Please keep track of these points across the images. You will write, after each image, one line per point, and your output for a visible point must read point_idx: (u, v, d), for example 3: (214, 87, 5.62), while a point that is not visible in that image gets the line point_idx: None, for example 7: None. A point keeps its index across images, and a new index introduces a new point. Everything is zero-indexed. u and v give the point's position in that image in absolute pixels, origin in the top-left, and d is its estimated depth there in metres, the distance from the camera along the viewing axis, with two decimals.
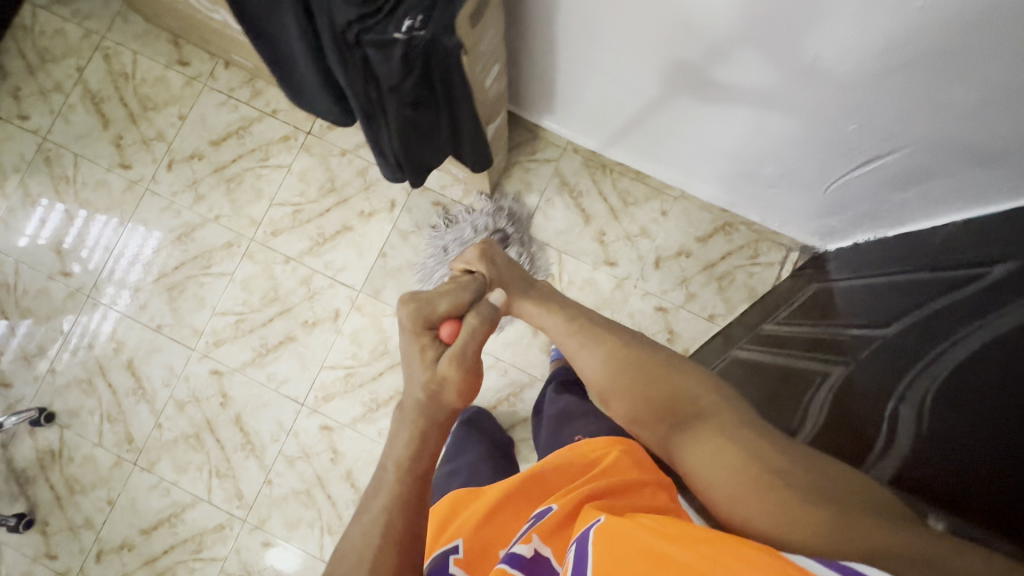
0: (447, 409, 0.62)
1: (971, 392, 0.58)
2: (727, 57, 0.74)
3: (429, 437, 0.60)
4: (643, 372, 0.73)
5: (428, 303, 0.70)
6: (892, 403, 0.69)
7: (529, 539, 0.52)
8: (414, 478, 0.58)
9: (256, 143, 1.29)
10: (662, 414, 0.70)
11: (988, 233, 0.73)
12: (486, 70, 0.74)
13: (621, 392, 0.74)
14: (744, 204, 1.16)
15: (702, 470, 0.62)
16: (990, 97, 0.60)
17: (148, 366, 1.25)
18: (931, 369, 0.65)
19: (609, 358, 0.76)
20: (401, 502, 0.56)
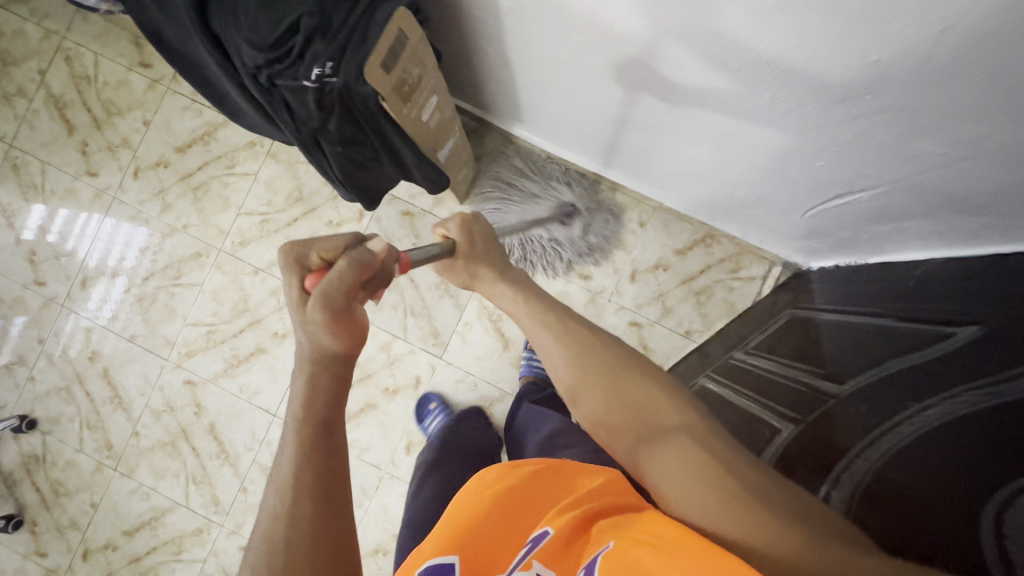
0: (328, 354, 0.47)
1: (903, 488, 0.53)
2: (682, 78, 0.67)
3: (319, 376, 0.46)
4: (619, 375, 0.60)
5: (309, 241, 0.54)
6: (823, 487, 0.62)
7: (529, 564, 0.46)
8: (319, 459, 0.43)
9: (221, 150, 1.26)
10: (634, 422, 0.56)
11: (959, 285, 0.68)
12: (424, 101, 0.69)
13: (591, 391, 0.61)
14: (723, 218, 1.10)
15: (670, 489, 0.48)
16: (959, 152, 0.54)
17: (124, 374, 1.27)
18: (869, 451, 0.60)
19: (583, 357, 0.63)
20: (304, 488, 0.41)
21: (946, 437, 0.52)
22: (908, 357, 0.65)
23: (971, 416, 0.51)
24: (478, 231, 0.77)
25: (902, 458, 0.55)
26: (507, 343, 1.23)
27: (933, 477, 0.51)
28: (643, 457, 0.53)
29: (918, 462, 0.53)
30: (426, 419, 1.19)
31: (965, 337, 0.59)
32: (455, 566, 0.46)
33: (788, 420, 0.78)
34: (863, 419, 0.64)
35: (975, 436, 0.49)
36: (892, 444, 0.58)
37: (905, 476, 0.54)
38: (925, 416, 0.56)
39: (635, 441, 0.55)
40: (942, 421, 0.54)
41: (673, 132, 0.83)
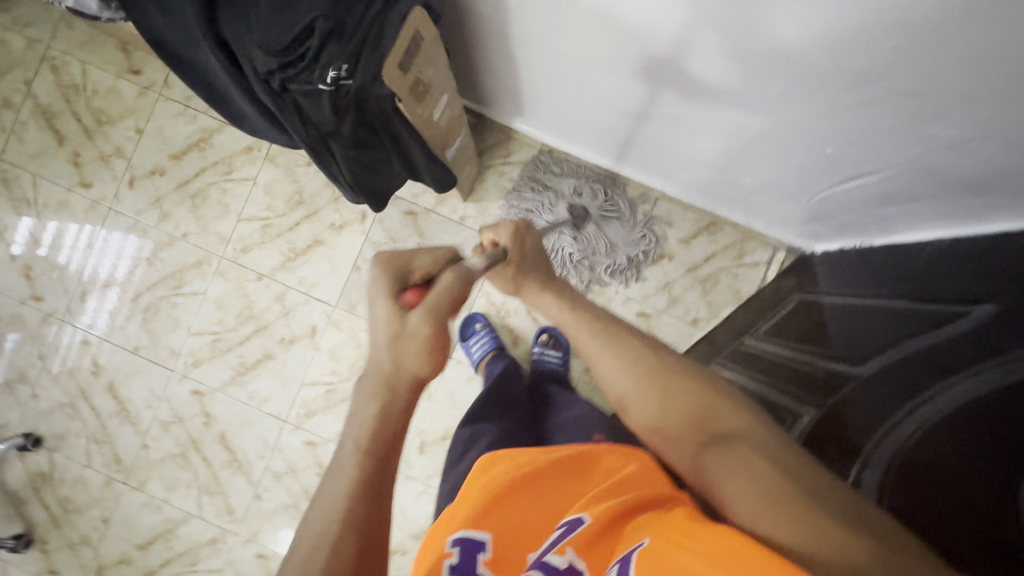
0: (408, 379, 0.49)
1: (937, 466, 0.54)
2: (693, 68, 0.67)
3: (394, 399, 0.48)
4: (676, 381, 0.56)
5: (409, 253, 0.56)
6: (855, 468, 0.64)
7: (563, 551, 0.49)
8: (375, 473, 0.45)
9: (218, 156, 1.24)
10: (694, 430, 0.53)
11: (970, 263, 0.69)
12: (437, 100, 0.68)
13: (645, 399, 0.57)
14: (728, 205, 1.11)
15: (735, 502, 0.44)
16: (972, 134, 0.55)
17: (129, 387, 1.25)
18: (895, 431, 0.61)
19: (636, 363, 0.59)
20: (359, 502, 0.43)
21: (971, 413, 0.53)
22: (922, 336, 0.66)
23: (995, 391, 0.52)
24: (530, 240, 0.73)
25: (930, 436, 0.56)
26: (516, 339, 1.24)
27: (966, 454, 0.52)
28: (706, 467, 0.49)
29: (947, 440, 0.54)
30: (472, 338, 1.19)
31: (978, 316, 0.60)
32: (486, 543, 0.52)
33: (808, 404, 0.79)
34: (885, 399, 0.65)
35: (1003, 412, 0.50)
36: (918, 423, 0.58)
37: (936, 453, 0.55)
38: (949, 394, 0.57)
39: (697, 450, 0.51)
40: (969, 399, 0.54)
41: (682, 123, 0.83)
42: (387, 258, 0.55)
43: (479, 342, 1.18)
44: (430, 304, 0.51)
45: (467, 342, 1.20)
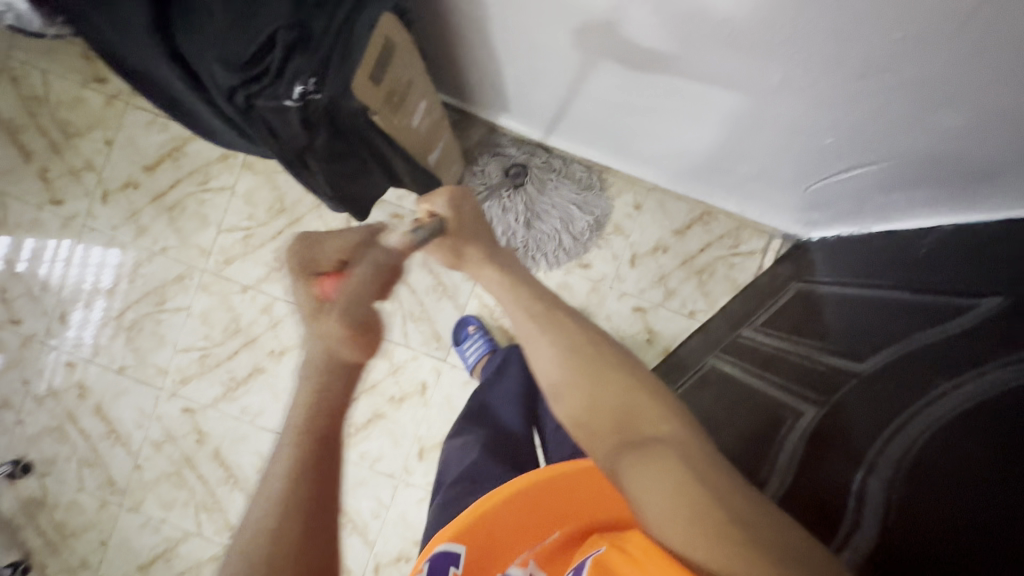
0: (338, 368, 0.47)
1: (942, 473, 0.51)
2: (682, 60, 0.63)
3: (328, 389, 0.47)
4: (609, 380, 0.58)
5: (318, 237, 0.56)
6: (858, 474, 0.62)
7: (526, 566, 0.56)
8: (317, 466, 0.45)
9: (193, 165, 1.20)
10: (616, 428, 0.54)
11: (976, 253, 0.66)
12: (414, 106, 0.65)
13: (579, 395, 0.59)
14: (721, 194, 1.09)
15: (645, 502, 0.46)
16: (979, 123, 0.52)
17: (117, 408, 1.22)
18: (902, 433, 0.59)
19: (572, 360, 0.60)
20: (302, 496, 0.43)
21: (977, 413, 0.51)
22: (930, 331, 0.64)
23: (1002, 390, 0.50)
24: (468, 207, 0.69)
25: (936, 440, 0.54)
26: (511, 339, 1.21)
27: (968, 457, 0.49)
28: (621, 465, 0.51)
29: (953, 441, 0.52)
30: (466, 342, 1.17)
31: (987, 309, 0.58)
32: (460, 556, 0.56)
33: (809, 402, 0.78)
34: (892, 399, 0.63)
35: (1009, 415, 0.48)
36: (925, 425, 0.56)
37: (941, 458, 0.52)
38: (958, 395, 0.54)
39: (614, 446, 0.53)
40: (977, 402, 0.52)
41: (671, 116, 0.80)
42: (302, 241, 0.56)
43: (473, 346, 1.16)
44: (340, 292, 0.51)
45: (460, 347, 1.18)
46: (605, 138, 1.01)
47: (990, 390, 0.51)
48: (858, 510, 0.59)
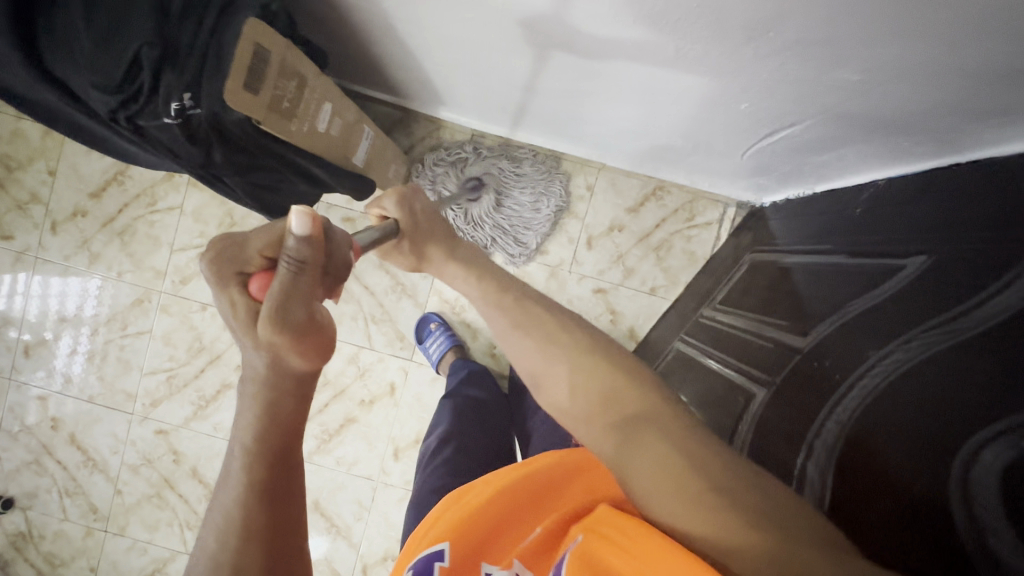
0: (296, 379, 0.37)
1: (873, 452, 0.51)
2: (585, 40, 0.62)
3: (283, 404, 0.37)
4: (592, 364, 0.50)
5: (240, 238, 0.39)
6: (800, 457, 0.61)
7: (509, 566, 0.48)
8: (273, 495, 0.37)
9: (139, 188, 1.19)
10: (606, 414, 0.47)
11: (907, 211, 0.65)
12: (315, 112, 0.63)
13: (562, 381, 0.50)
14: (668, 169, 1.07)
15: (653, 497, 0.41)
16: (876, 76, 0.50)
17: (91, 437, 1.23)
18: (837, 411, 0.58)
19: (549, 344, 0.53)
20: (255, 534, 0.36)
21: (910, 384, 0.50)
22: (865, 298, 0.63)
23: (929, 358, 0.49)
24: (420, 206, 0.63)
25: (870, 414, 0.53)
26: (474, 333, 1.21)
27: (902, 430, 0.49)
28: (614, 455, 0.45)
29: (886, 416, 0.51)
30: (427, 339, 1.17)
31: (914, 270, 0.57)
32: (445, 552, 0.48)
33: (759, 382, 0.76)
34: (829, 375, 0.62)
35: (930, 382, 0.48)
36: (860, 399, 0.55)
37: (875, 432, 0.52)
38: (887, 365, 0.53)
39: (606, 433, 0.46)
40: (902, 370, 0.51)
41: (595, 96, 0.78)
42: (220, 256, 0.38)
43: (435, 343, 1.15)
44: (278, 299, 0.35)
45: (423, 345, 1.17)
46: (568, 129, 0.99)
47: (920, 357, 0.50)
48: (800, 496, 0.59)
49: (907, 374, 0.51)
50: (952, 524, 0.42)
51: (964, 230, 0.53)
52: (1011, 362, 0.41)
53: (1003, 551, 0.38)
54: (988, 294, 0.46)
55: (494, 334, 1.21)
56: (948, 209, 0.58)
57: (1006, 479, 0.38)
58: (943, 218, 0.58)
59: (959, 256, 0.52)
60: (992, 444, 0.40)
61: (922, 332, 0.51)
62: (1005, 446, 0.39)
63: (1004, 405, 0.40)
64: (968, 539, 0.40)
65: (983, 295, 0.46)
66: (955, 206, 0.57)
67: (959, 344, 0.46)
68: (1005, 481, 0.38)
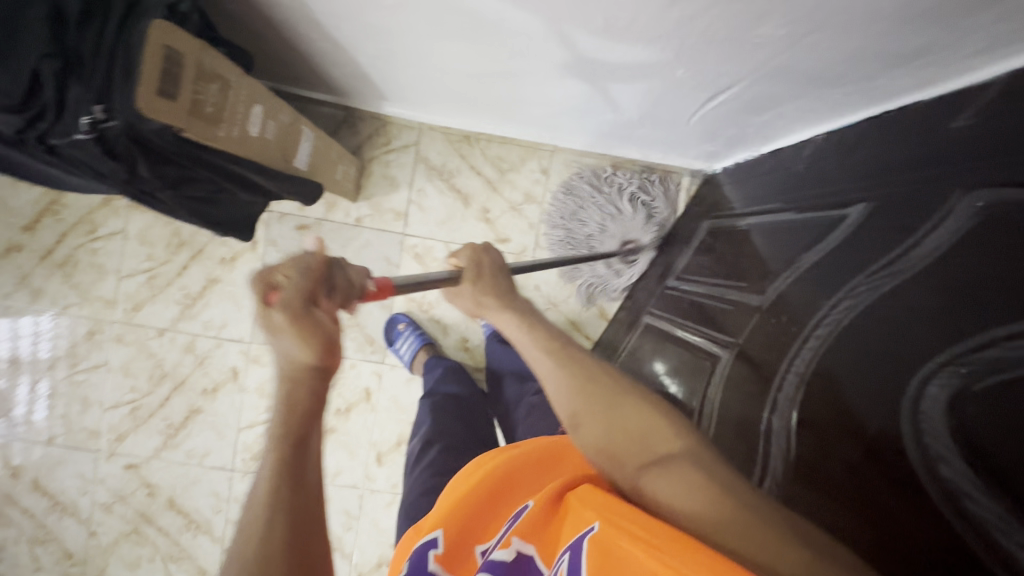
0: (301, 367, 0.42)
1: (828, 398, 0.53)
2: (514, 21, 0.61)
3: (296, 390, 0.42)
4: (619, 398, 0.51)
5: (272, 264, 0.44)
6: (765, 415, 0.62)
7: (508, 543, 0.46)
8: (296, 477, 0.40)
9: (75, 216, 1.13)
10: (635, 446, 0.47)
11: (850, 162, 0.66)
12: (244, 114, 0.60)
13: (586, 415, 0.51)
14: (619, 144, 1.07)
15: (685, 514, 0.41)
16: (799, 29, 0.51)
17: (56, 480, 1.17)
18: (794, 365, 0.60)
19: (575, 376, 0.53)
20: (281, 506, 0.38)
21: (857, 329, 0.52)
22: (813, 252, 0.64)
23: (874, 299, 0.51)
24: (489, 263, 0.62)
25: (824, 363, 0.55)
26: (445, 328, 1.20)
27: (858, 373, 0.50)
28: (645, 483, 0.45)
29: (839, 362, 0.53)
30: (398, 339, 1.15)
31: (856, 217, 0.59)
32: (439, 539, 0.48)
33: (723, 344, 0.77)
34: (785, 328, 0.63)
35: (875, 324, 0.50)
36: (814, 351, 0.57)
37: (830, 381, 0.53)
38: (836, 314, 0.55)
39: (637, 465, 0.46)
40: (851, 316, 0.53)
41: (533, 75, 0.77)
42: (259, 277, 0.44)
43: (405, 343, 1.14)
44: (283, 296, 0.41)
45: (394, 346, 1.16)
46: (516, 113, 0.98)
47: (867, 302, 0.52)
48: (767, 449, 0.60)
49: (858, 322, 0.52)
50: (906, 458, 0.44)
51: (902, 180, 0.55)
52: (959, 299, 0.43)
53: (953, 477, 0.40)
54: (926, 232, 0.48)
55: (465, 328, 1.21)
56: (884, 158, 0.60)
57: (954, 410, 0.41)
58: (882, 171, 0.59)
59: (897, 201, 0.54)
60: (936, 381, 0.42)
61: (867, 280, 0.53)
62: (948, 378, 0.42)
63: (947, 341, 0.43)
64: (920, 471, 0.43)
65: (922, 232, 0.49)
66: (891, 156, 0.59)
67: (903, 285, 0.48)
68: (953, 412, 0.41)
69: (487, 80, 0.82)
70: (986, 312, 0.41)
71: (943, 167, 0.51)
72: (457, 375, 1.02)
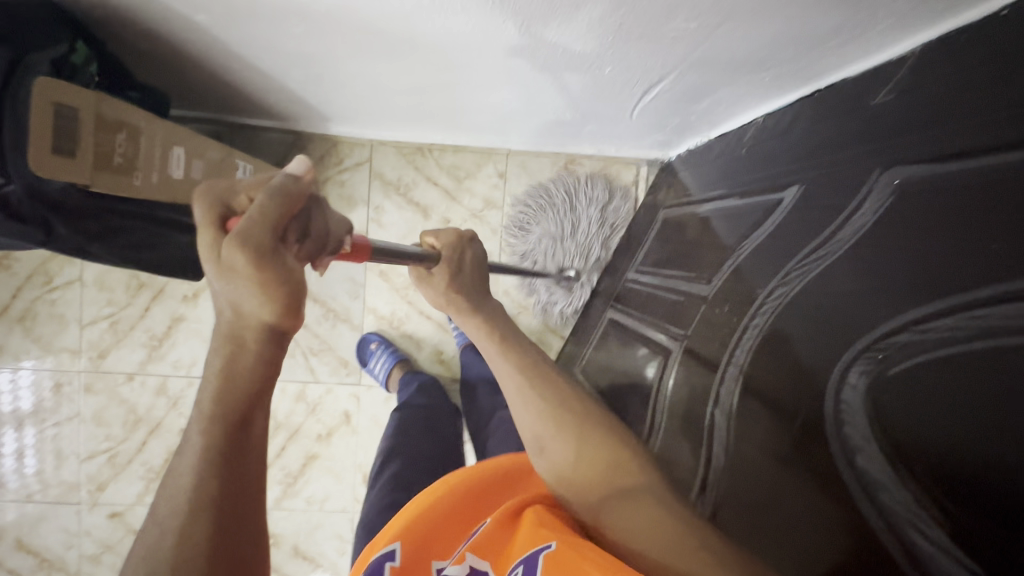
0: (256, 327, 0.34)
1: (768, 389, 0.57)
2: (431, 36, 0.59)
3: (242, 360, 0.35)
4: (590, 427, 0.54)
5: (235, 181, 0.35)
6: (708, 408, 0.66)
7: (461, 558, 0.45)
8: (228, 471, 0.35)
9: (28, 269, 1.10)
10: (598, 477, 0.50)
11: (790, 146, 0.65)
12: (156, 158, 0.60)
13: (557, 440, 0.53)
14: (570, 142, 1.05)
15: (648, 553, 0.44)
16: (710, 20, 0.50)
17: (40, 537, 1.15)
18: (735, 356, 0.63)
19: (550, 404, 0.56)
20: (206, 502, 0.34)
21: (791, 316, 0.56)
22: (755, 235, 0.66)
23: (802, 290, 0.55)
24: (467, 258, 0.63)
25: (761, 353, 0.59)
26: (418, 343, 1.19)
27: (792, 361, 0.54)
28: (605, 515, 0.48)
29: (777, 350, 0.57)
30: (370, 359, 1.14)
31: (790, 200, 0.62)
32: (398, 552, 0.45)
33: (673, 337, 0.79)
34: (728, 318, 0.66)
35: (808, 313, 0.54)
36: (755, 335, 0.61)
37: (771, 367, 0.57)
38: (771, 302, 0.59)
39: (597, 501, 0.49)
40: (784, 302, 0.57)
41: (465, 85, 0.76)
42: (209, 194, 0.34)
43: (377, 362, 1.12)
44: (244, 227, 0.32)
45: (368, 366, 1.14)
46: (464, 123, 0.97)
47: (799, 292, 0.55)
48: (710, 444, 0.64)
49: (794, 309, 0.56)
50: (829, 445, 0.49)
51: (832, 171, 0.57)
52: (869, 283, 0.48)
53: (871, 469, 0.45)
54: (849, 212, 0.52)
55: (438, 340, 1.19)
56: (827, 140, 0.59)
57: (871, 398, 0.45)
58: (824, 154, 0.59)
59: (824, 189, 0.57)
60: (857, 367, 0.47)
61: (799, 269, 0.56)
62: (866, 365, 0.46)
63: (864, 328, 0.47)
64: (842, 462, 0.48)
65: (841, 218, 0.53)
66: (828, 141, 0.59)
67: (828, 271, 0.53)
68: (871, 400, 0.46)
69: (421, 94, 0.81)
70: (898, 297, 0.45)
71: (866, 143, 0.53)
72: (430, 391, 1.00)
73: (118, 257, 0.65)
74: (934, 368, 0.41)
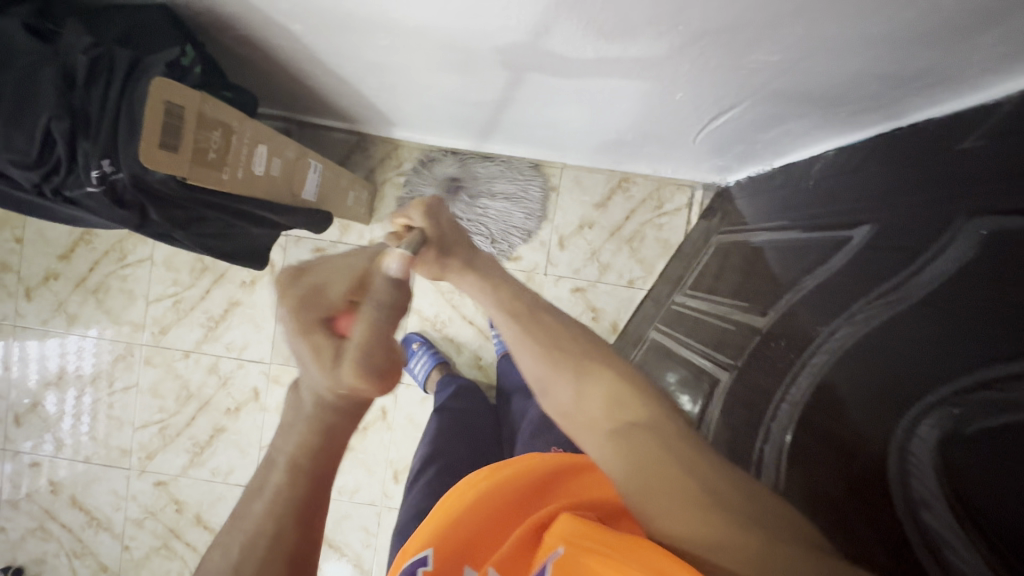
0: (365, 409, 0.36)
1: (826, 431, 0.55)
2: (508, 53, 0.61)
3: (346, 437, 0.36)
4: (594, 370, 0.49)
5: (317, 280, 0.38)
6: (757, 442, 0.65)
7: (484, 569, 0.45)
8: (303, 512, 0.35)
9: (106, 245, 1.19)
10: (603, 420, 0.46)
11: (865, 183, 0.63)
12: (242, 155, 0.63)
13: (559, 382, 0.49)
14: (626, 161, 1.05)
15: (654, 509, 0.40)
16: (792, 55, 0.51)
17: (92, 497, 1.22)
18: (791, 394, 0.62)
19: (543, 342, 0.52)
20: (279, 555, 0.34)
21: (854, 359, 0.54)
22: (817, 273, 0.65)
23: (868, 335, 0.54)
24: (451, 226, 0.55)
25: (820, 392, 0.58)
26: (459, 347, 1.21)
27: (854, 407, 0.53)
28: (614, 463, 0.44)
29: (836, 392, 0.55)
30: (411, 359, 1.16)
31: (860, 239, 0.60)
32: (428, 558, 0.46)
33: (722, 366, 0.77)
34: (782, 353, 0.65)
35: (876, 358, 0.52)
36: (813, 374, 0.59)
37: (828, 408, 0.56)
38: (833, 343, 0.58)
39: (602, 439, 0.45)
40: (847, 344, 0.55)
41: (532, 100, 0.77)
42: (297, 297, 0.37)
43: (418, 362, 1.15)
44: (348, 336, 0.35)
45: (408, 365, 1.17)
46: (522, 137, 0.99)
47: (866, 336, 0.54)
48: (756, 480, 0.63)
49: (859, 354, 0.54)
50: (891, 494, 0.47)
51: (910, 214, 0.55)
52: (944, 334, 0.46)
53: (935, 525, 0.44)
54: (929, 259, 0.50)
55: (478, 346, 1.21)
56: (904, 180, 0.57)
57: (941, 450, 0.44)
58: (902, 197, 0.57)
59: (899, 231, 0.55)
60: (927, 421, 0.45)
61: (866, 313, 0.55)
62: (941, 418, 0.44)
63: (938, 380, 0.45)
64: (905, 514, 0.46)
65: (921, 262, 0.51)
66: (906, 182, 0.57)
67: (899, 316, 0.51)
68: (940, 453, 0.44)
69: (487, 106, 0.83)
70: (975, 355, 0.43)
71: (951, 187, 0.51)
72: (473, 399, 1.01)
73: (202, 248, 0.70)
74: (1010, 429, 0.39)
